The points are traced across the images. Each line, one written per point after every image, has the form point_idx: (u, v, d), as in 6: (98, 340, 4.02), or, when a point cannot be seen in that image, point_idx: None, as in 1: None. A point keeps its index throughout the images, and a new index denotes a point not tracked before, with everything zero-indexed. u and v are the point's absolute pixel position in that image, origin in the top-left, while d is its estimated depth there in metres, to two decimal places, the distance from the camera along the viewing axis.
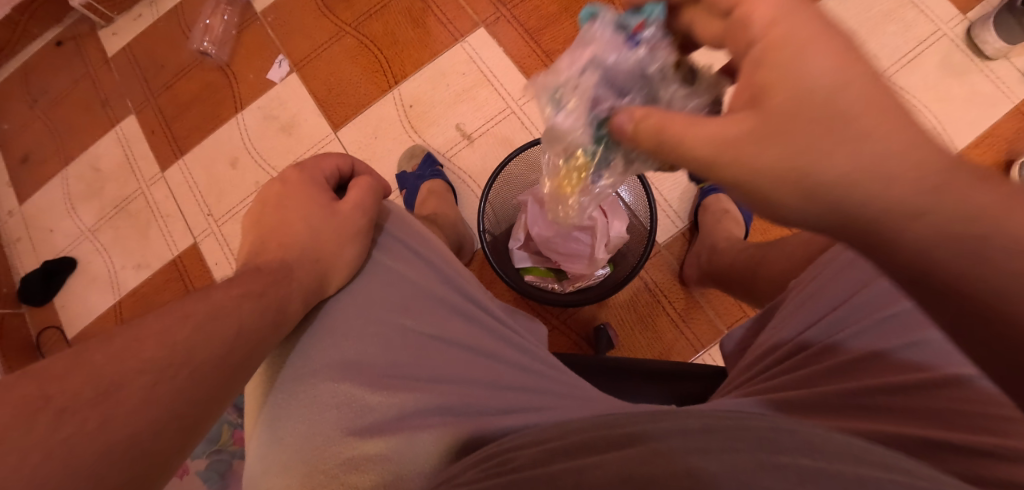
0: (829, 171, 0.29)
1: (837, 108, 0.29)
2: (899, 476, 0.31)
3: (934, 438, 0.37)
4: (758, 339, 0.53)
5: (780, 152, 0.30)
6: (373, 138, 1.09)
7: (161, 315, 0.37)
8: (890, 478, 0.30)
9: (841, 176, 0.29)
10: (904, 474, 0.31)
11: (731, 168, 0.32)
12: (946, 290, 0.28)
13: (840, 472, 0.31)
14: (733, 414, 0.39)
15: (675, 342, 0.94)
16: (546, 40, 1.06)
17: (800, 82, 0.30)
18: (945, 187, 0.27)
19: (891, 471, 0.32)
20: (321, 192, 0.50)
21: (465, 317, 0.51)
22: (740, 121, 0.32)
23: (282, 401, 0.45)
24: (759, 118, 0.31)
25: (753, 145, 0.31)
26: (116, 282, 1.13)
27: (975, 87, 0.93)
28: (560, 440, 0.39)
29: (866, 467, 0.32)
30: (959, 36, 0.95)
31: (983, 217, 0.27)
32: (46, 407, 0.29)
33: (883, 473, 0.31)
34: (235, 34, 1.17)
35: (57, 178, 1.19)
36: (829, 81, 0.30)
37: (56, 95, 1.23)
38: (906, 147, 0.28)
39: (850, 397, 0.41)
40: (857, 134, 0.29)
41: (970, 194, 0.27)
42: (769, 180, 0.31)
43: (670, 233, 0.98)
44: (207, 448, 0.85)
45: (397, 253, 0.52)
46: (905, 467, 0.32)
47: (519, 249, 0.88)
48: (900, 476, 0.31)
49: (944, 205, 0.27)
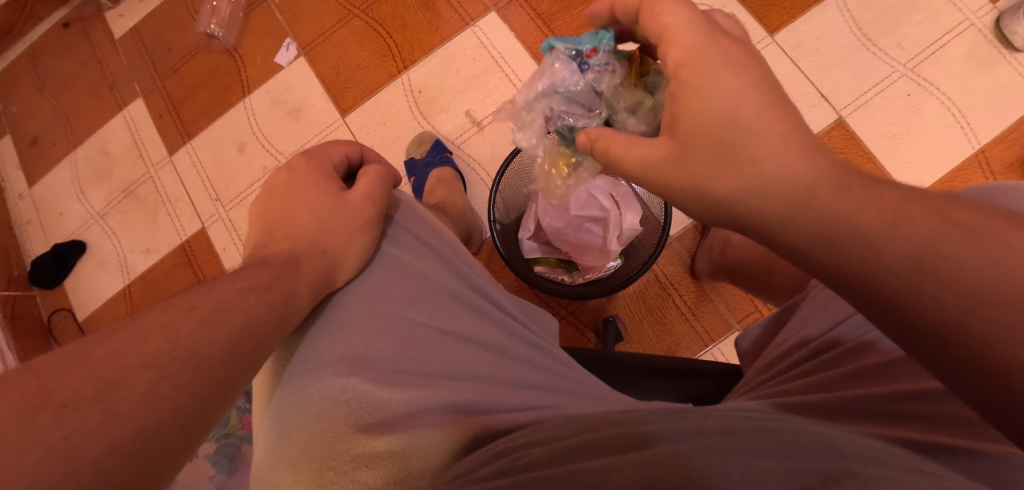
0: (719, 188, 0.36)
1: (729, 135, 0.35)
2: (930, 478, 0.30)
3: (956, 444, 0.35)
4: (776, 339, 0.52)
5: (684, 174, 0.38)
6: (381, 124, 1.07)
7: (165, 309, 0.36)
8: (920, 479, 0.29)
9: (730, 192, 0.36)
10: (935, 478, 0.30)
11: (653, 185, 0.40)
12: (832, 278, 0.32)
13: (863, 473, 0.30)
14: (753, 415, 0.38)
15: (685, 335, 0.92)
16: (558, 25, 1.03)
17: (703, 111, 0.37)
18: (811, 198, 0.32)
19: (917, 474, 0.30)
20: (329, 181, 0.48)
21: (477, 312, 0.50)
22: (661, 147, 0.39)
23: (291, 395, 0.44)
24: (674, 144, 0.38)
25: (666, 168, 0.39)
26: (125, 266, 1.13)
27: (1003, 79, 0.90)
28: (573, 438, 0.38)
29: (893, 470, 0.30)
30: (989, 26, 0.91)
31: (855, 223, 0.30)
32: (47, 403, 0.29)
33: (913, 476, 0.30)
34: (242, 16, 1.15)
35: (66, 161, 1.19)
36: (722, 113, 0.36)
37: (64, 78, 1.22)
38: (783, 167, 0.34)
39: (874, 401, 0.40)
40: (743, 158, 0.35)
41: (836, 200, 0.31)
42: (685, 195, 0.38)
43: (682, 226, 0.96)
44: (216, 433, 0.85)
45: (407, 245, 0.51)
46: (936, 471, 0.31)
47: (529, 240, 0.86)
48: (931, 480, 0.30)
49: (808, 215, 0.32)
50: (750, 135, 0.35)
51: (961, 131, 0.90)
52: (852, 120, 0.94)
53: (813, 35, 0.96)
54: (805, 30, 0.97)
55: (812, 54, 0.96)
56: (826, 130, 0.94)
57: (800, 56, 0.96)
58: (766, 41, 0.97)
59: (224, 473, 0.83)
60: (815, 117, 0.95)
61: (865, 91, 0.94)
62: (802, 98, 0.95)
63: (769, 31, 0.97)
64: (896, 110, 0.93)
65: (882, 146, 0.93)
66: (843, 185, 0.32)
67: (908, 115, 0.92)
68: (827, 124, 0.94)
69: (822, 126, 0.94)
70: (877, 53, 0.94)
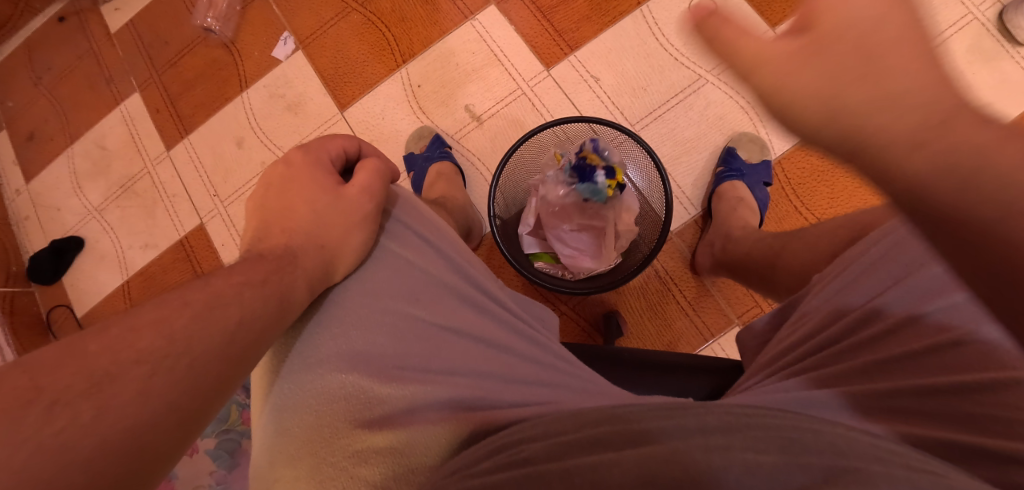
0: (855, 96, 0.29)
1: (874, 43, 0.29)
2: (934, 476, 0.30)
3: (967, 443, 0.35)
4: (777, 336, 0.52)
5: (820, 74, 0.30)
6: (380, 118, 1.06)
7: (159, 303, 0.36)
8: (925, 478, 0.29)
9: (862, 106, 0.28)
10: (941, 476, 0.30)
11: (752, 79, 0.31)
12: (942, 222, 0.27)
13: (868, 471, 0.30)
14: (754, 412, 0.37)
15: (685, 330, 0.92)
16: (558, 19, 1.02)
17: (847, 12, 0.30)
18: (952, 121, 0.27)
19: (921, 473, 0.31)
20: (327, 175, 0.48)
21: (476, 307, 0.49)
22: (778, 41, 0.31)
23: (289, 391, 0.44)
24: (802, 42, 0.31)
25: (789, 64, 0.30)
26: (123, 261, 1.13)
27: (1005, 74, 0.89)
28: (573, 434, 0.37)
29: (897, 468, 0.31)
30: (992, 19, 0.91)
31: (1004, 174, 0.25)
32: (38, 400, 0.28)
33: (918, 474, 0.30)
34: (239, 10, 1.14)
35: (63, 156, 1.18)
36: (871, 16, 0.29)
37: (60, 71, 1.21)
38: (923, 88, 0.28)
39: (876, 397, 0.40)
40: (884, 69, 0.28)
41: (979, 132, 0.26)
42: (795, 96, 0.30)
43: (683, 221, 0.96)
44: (216, 429, 0.85)
45: (406, 240, 0.51)
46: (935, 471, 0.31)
47: (528, 235, 0.86)
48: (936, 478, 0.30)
49: (964, 155, 0.26)
50: (901, 46, 0.29)
51: None
52: None
53: None
54: None
55: None
56: None
57: None
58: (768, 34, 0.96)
59: (224, 469, 0.83)
60: None
61: None
62: None
63: (771, 24, 0.97)
64: None
65: None
66: (984, 119, 0.27)
67: None
68: None
69: None
70: None
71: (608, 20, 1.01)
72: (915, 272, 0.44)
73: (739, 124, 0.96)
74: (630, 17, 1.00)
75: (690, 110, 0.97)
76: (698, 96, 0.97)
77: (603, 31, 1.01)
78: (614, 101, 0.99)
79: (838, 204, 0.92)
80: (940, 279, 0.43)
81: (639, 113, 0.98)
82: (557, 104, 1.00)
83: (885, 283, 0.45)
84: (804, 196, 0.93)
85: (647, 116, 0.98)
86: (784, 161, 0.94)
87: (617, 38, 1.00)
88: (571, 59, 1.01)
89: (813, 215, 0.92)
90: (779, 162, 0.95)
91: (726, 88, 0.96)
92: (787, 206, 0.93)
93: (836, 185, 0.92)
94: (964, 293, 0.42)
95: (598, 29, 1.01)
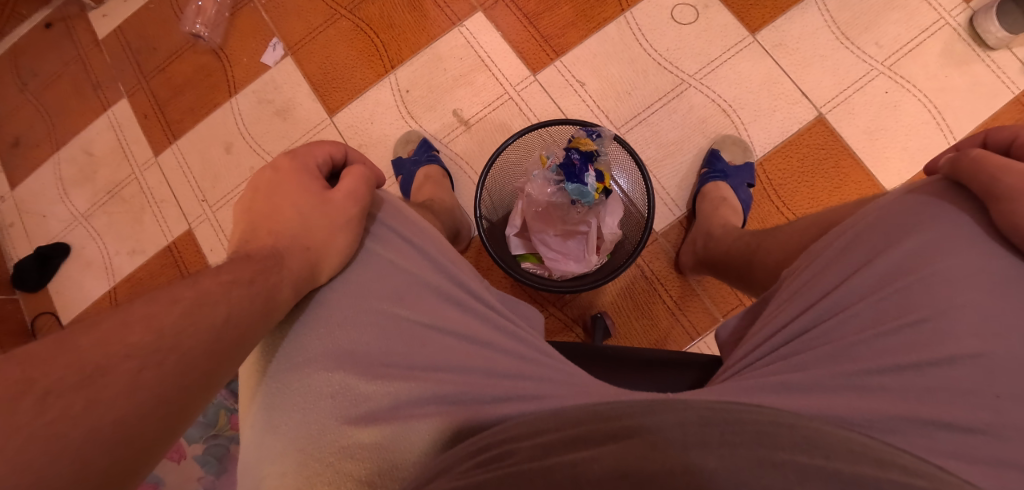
0: None
1: None
2: (899, 476, 0.32)
3: (915, 416, 0.40)
4: (752, 330, 0.53)
5: None
6: (368, 123, 1.07)
7: (150, 300, 0.36)
8: (892, 480, 0.32)
9: None
10: (905, 474, 0.33)
11: None
12: None
13: (842, 472, 0.32)
14: (728, 404, 0.38)
15: (671, 329, 0.94)
16: (544, 25, 1.04)
17: None
18: None
19: (891, 469, 0.33)
20: (313, 180, 0.49)
21: (459, 305, 0.51)
22: None
23: (277, 389, 0.45)
24: None
25: None
26: (110, 268, 1.12)
27: (976, 76, 0.92)
28: (554, 432, 0.38)
29: (867, 466, 0.33)
30: (962, 25, 0.94)
31: None
32: (29, 391, 0.29)
33: (884, 473, 0.32)
34: (228, 16, 1.15)
35: (48, 163, 1.18)
36: None
37: (47, 77, 1.20)
38: None
39: (844, 378, 0.43)
40: None
41: None
42: None
43: (667, 221, 0.98)
44: (202, 433, 0.84)
45: (390, 241, 0.52)
46: (912, 482, 0.32)
47: (514, 237, 0.87)
48: (898, 475, 0.32)
49: None
50: None
51: (938, 127, 0.92)
52: (832, 116, 0.96)
53: (794, 34, 0.98)
54: (787, 29, 0.98)
55: (794, 52, 0.98)
56: (807, 127, 0.96)
57: (782, 54, 0.98)
58: (748, 39, 0.99)
59: (213, 474, 0.83)
60: (796, 115, 0.97)
61: (844, 89, 0.96)
62: (784, 96, 0.97)
63: (751, 30, 0.99)
64: (874, 106, 0.95)
65: (862, 143, 0.95)
66: None
67: (887, 112, 0.94)
68: (808, 121, 0.96)
69: (803, 123, 0.96)
70: (855, 52, 0.96)
71: (593, 26, 1.03)
72: (875, 258, 0.47)
73: (721, 127, 0.98)
74: (614, 24, 1.02)
75: (674, 112, 0.99)
76: (681, 99, 0.99)
77: (588, 36, 1.03)
78: (599, 105, 1.01)
79: (817, 203, 0.94)
80: (899, 262, 0.46)
81: (624, 117, 1.00)
82: (543, 108, 1.02)
83: (848, 270, 0.48)
84: (784, 195, 0.95)
85: (631, 119, 1.00)
86: (765, 161, 0.97)
87: (602, 44, 1.02)
88: (557, 64, 1.03)
89: (793, 214, 0.95)
90: (761, 163, 0.97)
91: (708, 92, 0.99)
92: (768, 206, 0.96)
93: (815, 185, 0.95)
94: (920, 273, 0.45)
95: (583, 35, 1.03)
